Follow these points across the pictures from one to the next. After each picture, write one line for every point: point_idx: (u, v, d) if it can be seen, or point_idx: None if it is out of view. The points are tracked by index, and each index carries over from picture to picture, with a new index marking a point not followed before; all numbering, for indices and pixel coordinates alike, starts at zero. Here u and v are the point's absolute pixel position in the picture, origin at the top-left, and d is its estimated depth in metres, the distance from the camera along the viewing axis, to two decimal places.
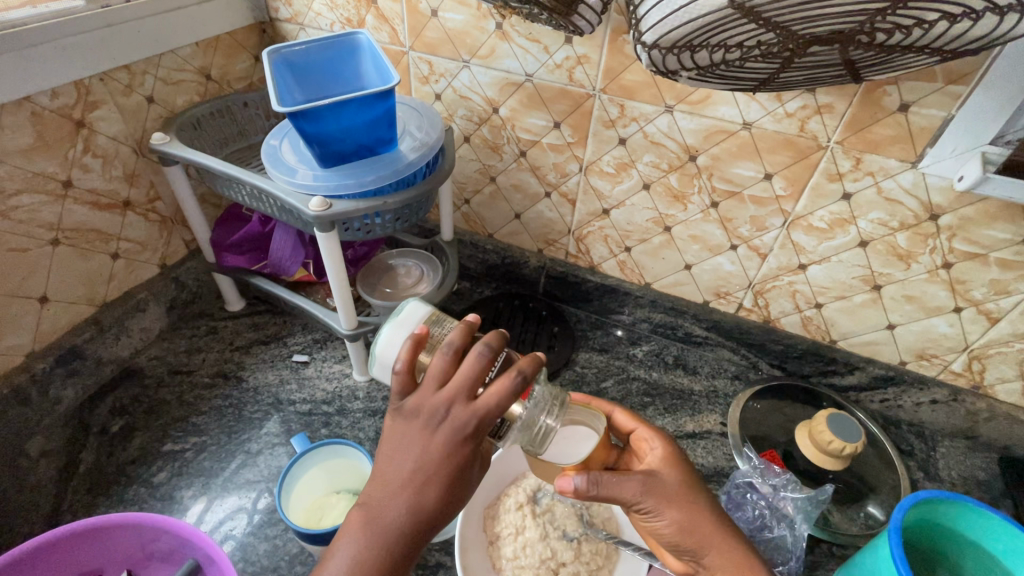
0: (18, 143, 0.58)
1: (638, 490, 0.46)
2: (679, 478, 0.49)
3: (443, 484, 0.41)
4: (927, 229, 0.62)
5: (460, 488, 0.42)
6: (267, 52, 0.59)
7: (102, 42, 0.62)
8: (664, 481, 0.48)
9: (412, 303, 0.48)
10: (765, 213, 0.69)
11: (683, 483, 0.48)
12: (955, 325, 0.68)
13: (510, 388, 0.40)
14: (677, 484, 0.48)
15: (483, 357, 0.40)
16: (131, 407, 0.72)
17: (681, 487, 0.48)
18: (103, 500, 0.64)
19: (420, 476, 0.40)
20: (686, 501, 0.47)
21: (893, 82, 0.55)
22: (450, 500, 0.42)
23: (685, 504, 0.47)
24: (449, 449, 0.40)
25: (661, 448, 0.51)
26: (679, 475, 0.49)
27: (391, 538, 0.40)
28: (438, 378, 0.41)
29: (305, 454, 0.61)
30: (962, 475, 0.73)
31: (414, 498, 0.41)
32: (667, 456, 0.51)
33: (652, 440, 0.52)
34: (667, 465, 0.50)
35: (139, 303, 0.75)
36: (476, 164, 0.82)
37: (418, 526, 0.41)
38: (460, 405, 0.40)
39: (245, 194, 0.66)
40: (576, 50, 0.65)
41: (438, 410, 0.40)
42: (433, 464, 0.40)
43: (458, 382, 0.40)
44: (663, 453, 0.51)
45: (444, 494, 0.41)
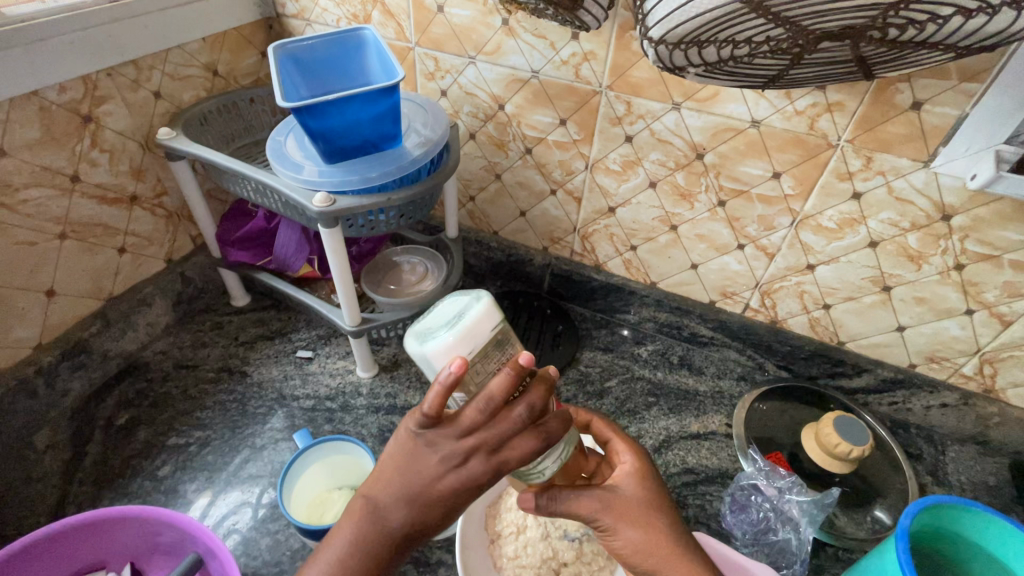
0: (26, 137, 0.58)
1: (591, 506, 0.46)
2: (644, 496, 0.48)
3: (448, 511, 0.41)
4: (938, 229, 0.61)
5: (458, 509, 0.42)
6: (273, 47, 0.59)
7: (109, 36, 0.63)
8: (624, 499, 0.47)
9: (483, 309, 0.43)
10: (773, 212, 0.68)
11: (643, 501, 0.47)
12: (967, 327, 0.66)
13: (533, 451, 0.41)
14: (636, 503, 0.47)
15: (521, 421, 0.40)
16: (136, 401, 0.73)
17: (641, 504, 0.47)
18: (108, 492, 0.65)
19: (427, 490, 0.40)
20: (643, 520, 0.47)
21: (906, 79, 0.54)
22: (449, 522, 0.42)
23: (642, 526, 0.46)
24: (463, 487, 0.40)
25: (630, 463, 0.50)
26: (645, 493, 0.48)
27: (386, 544, 0.40)
28: (468, 427, 0.40)
29: (307, 450, 0.61)
30: (972, 480, 0.72)
31: (418, 508, 0.40)
32: (634, 473, 0.49)
33: (623, 453, 0.51)
34: (632, 480, 0.49)
35: (146, 297, 0.76)
36: (482, 161, 0.82)
37: (413, 539, 0.41)
38: (482, 459, 0.40)
39: (251, 190, 0.66)
40: (583, 46, 0.64)
41: (460, 455, 0.40)
42: (443, 492, 0.40)
43: (489, 437, 0.40)
44: (631, 469, 0.50)
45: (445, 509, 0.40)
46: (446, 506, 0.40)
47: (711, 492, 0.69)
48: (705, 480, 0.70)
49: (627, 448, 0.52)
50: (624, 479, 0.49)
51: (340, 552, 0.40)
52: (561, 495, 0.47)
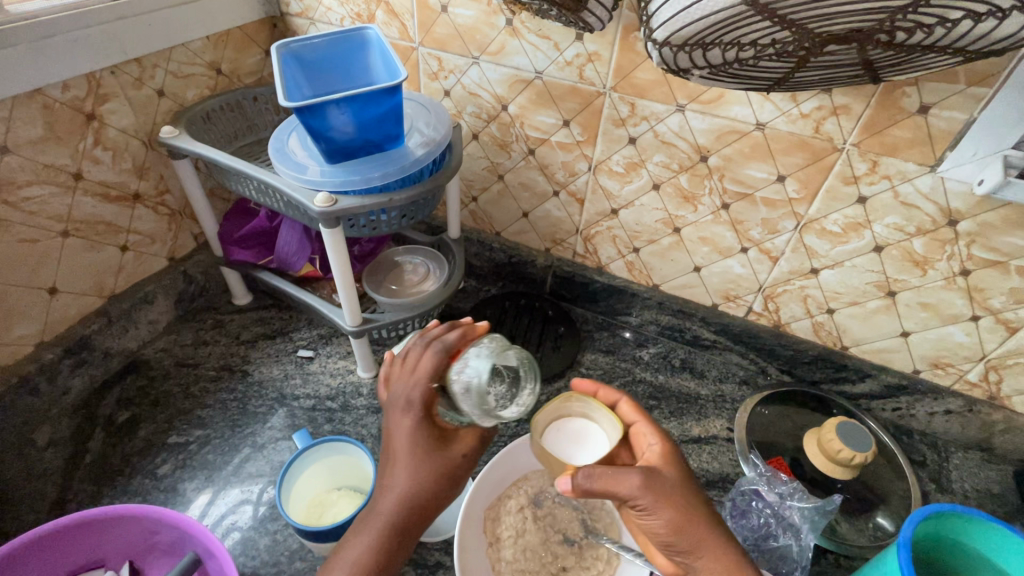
0: (29, 135, 0.58)
1: (630, 486, 0.45)
2: (678, 477, 0.48)
3: (423, 463, 0.47)
4: (944, 234, 0.60)
5: (447, 457, 0.48)
6: (276, 46, 0.59)
7: (113, 35, 0.63)
8: (663, 479, 0.46)
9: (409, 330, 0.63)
10: (777, 215, 0.67)
11: (675, 479, 0.47)
12: (972, 333, 0.66)
13: (437, 356, 0.50)
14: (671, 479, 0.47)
15: (419, 344, 0.53)
16: (137, 399, 0.73)
17: (677, 484, 0.47)
18: (108, 490, 0.65)
19: (400, 447, 0.48)
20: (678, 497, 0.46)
21: (913, 83, 0.53)
22: (442, 484, 0.48)
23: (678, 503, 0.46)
24: (418, 426, 0.48)
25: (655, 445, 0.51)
26: (678, 473, 0.48)
27: (389, 527, 0.46)
28: (395, 378, 0.52)
29: (306, 450, 0.60)
30: (976, 487, 0.72)
31: (403, 465, 0.48)
32: (662, 453, 0.50)
33: (649, 434, 0.52)
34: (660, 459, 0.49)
35: (147, 295, 0.76)
36: (484, 162, 0.81)
37: (411, 512, 0.47)
38: (410, 383, 0.50)
39: (252, 188, 0.66)
40: (587, 47, 0.64)
41: (393, 396, 0.50)
42: (408, 446, 0.48)
43: (406, 369, 0.51)
44: (660, 450, 0.50)
45: (424, 458, 0.48)
46: (416, 458, 0.47)
47: (712, 496, 0.68)
48: (705, 485, 0.70)
49: (653, 431, 0.53)
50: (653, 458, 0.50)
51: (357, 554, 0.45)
52: (598, 476, 0.45)
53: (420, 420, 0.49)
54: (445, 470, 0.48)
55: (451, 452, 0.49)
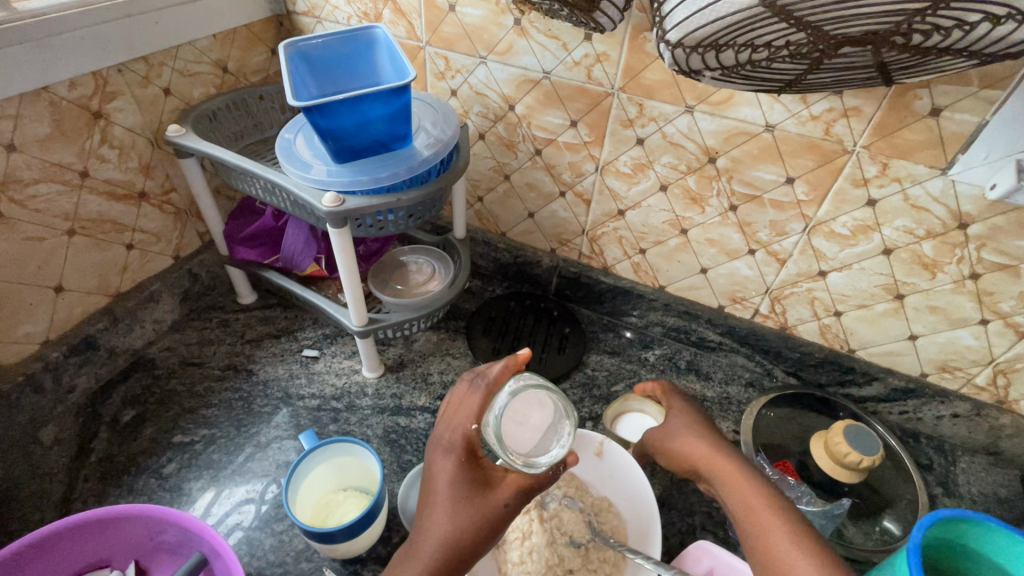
0: (36, 133, 0.58)
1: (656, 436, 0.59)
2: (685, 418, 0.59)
3: (463, 504, 0.46)
4: (954, 237, 0.60)
5: (490, 505, 0.46)
6: (283, 45, 0.59)
7: (121, 33, 0.62)
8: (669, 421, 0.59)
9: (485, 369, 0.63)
10: (785, 217, 0.67)
11: (686, 420, 0.58)
12: (981, 337, 0.65)
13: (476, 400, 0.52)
14: (680, 423, 0.58)
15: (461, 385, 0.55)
16: (142, 398, 0.73)
17: (684, 423, 0.58)
18: (113, 489, 0.65)
19: (443, 489, 0.47)
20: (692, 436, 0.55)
21: (925, 85, 0.53)
22: (484, 531, 0.45)
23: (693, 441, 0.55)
24: (458, 467, 0.48)
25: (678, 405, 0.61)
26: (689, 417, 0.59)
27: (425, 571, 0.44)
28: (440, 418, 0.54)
29: (314, 450, 0.59)
30: (982, 492, 0.71)
31: (447, 509, 0.46)
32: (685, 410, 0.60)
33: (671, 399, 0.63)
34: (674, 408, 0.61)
35: (153, 294, 0.76)
36: (490, 162, 0.81)
37: (449, 557, 0.44)
38: (453, 424, 0.50)
39: (259, 188, 0.65)
40: (595, 47, 0.63)
41: (436, 438, 0.51)
42: (448, 485, 0.47)
43: (446, 411, 0.53)
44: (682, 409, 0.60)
45: (468, 501, 0.46)
46: (455, 499, 0.46)
47: None
48: None
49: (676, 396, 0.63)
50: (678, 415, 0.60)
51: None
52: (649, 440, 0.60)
53: (463, 461, 0.48)
54: (486, 515, 0.46)
55: (492, 496, 0.47)
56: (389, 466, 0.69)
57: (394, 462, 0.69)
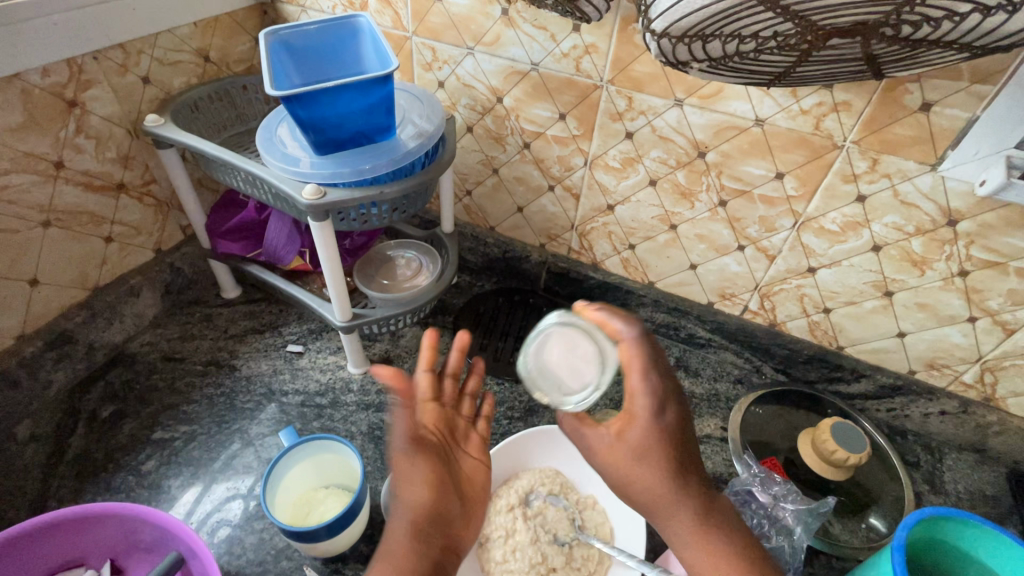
0: (7, 121, 0.57)
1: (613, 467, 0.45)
2: (663, 456, 0.44)
3: (418, 487, 0.43)
4: (943, 235, 0.60)
5: (414, 483, 0.42)
6: (264, 33, 0.57)
7: (96, 19, 0.61)
8: (634, 448, 0.45)
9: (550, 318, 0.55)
10: (775, 213, 0.66)
11: (653, 456, 0.44)
12: (969, 335, 0.65)
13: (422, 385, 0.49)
14: (640, 460, 0.44)
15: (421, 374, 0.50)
16: (121, 393, 0.72)
17: (645, 452, 0.44)
18: (90, 487, 0.64)
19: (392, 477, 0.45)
20: (658, 478, 0.44)
21: (915, 79, 0.52)
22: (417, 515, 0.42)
23: (659, 483, 0.44)
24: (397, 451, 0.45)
25: (644, 422, 0.45)
26: (663, 451, 0.44)
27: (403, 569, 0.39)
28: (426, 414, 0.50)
29: (293, 448, 0.58)
30: (969, 489, 0.71)
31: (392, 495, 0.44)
32: (644, 446, 0.44)
33: (634, 421, 0.45)
34: (641, 430, 0.45)
35: (133, 287, 0.74)
36: (479, 155, 0.80)
37: (428, 547, 0.41)
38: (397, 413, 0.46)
39: (240, 179, 0.64)
40: (583, 39, 0.62)
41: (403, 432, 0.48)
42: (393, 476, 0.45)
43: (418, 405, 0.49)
44: (638, 442, 0.45)
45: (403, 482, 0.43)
46: (408, 486, 0.43)
47: None
48: None
49: (645, 396, 0.46)
50: (632, 452, 0.45)
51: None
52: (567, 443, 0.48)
53: (411, 445, 0.45)
54: (439, 496, 0.43)
55: (412, 475, 0.43)
56: (372, 464, 0.68)
57: (378, 460, 0.68)
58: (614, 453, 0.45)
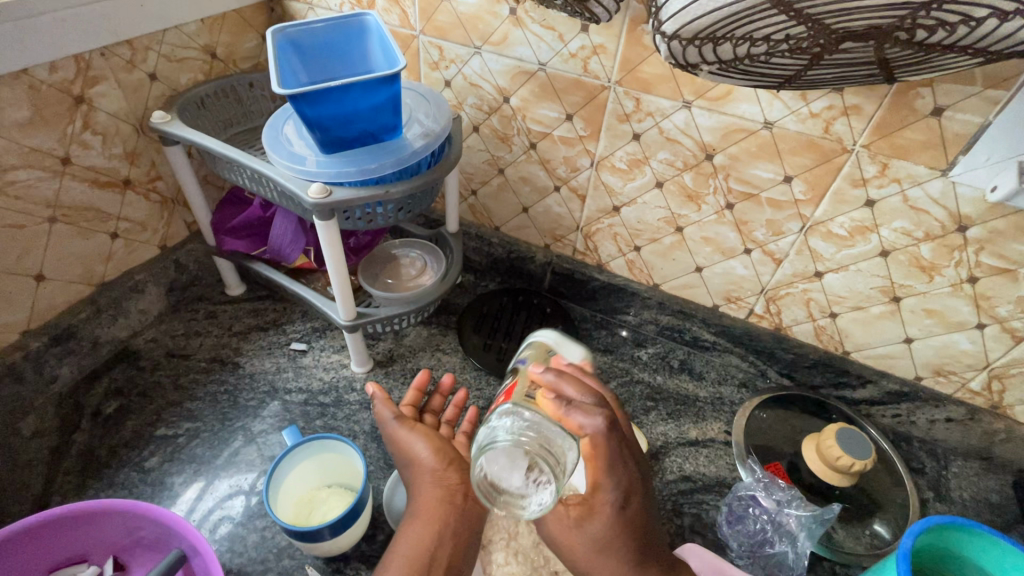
0: (15, 117, 0.57)
1: (574, 556, 0.53)
2: (625, 543, 0.51)
3: (420, 452, 0.55)
4: (953, 240, 0.59)
5: (421, 450, 0.55)
6: (271, 31, 0.57)
7: (104, 15, 0.60)
8: (598, 538, 0.51)
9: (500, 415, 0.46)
10: (782, 216, 0.66)
11: (615, 547, 0.51)
12: (977, 341, 0.65)
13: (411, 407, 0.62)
14: (602, 551, 0.51)
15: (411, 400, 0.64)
16: (125, 389, 0.72)
17: (605, 544, 0.51)
18: (93, 482, 0.64)
19: (408, 468, 0.55)
20: (621, 567, 0.51)
21: (928, 84, 0.51)
22: (433, 473, 0.53)
23: (618, 573, 0.51)
24: (400, 447, 0.56)
25: (606, 511, 0.51)
26: (625, 541, 0.51)
27: (430, 516, 0.50)
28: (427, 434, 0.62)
29: (295, 448, 0.58)
30: (974, 497, 0.71)
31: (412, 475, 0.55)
32: (603, 535, 0.51)
33: (597, 515, 0.51)
34: (602, 521, 0.51)
35: (138, 284, 0.74)
36: (485, 155, 0.80)
37: (445, 495, 0.52)
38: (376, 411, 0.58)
39: (245, 177, 0.64)
40: (592, 39, 0.62)
41: None
42: (405, 469, 0.56)
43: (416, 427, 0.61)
44: (599, 534, 0.51)
45: (415, 460, 0.55)
46: (411, 452, 0.55)
47: (708, 500, 0.67)
48: (702, 488, 0.69)
49: (607, 491, 0.51)
50: (592, 544, 0.51)
51: (412, 547, 0.49)
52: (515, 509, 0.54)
53: (400, 424, 0.57)
54: (441, 456, 0.55)
55: (417, 450, 0.55)
56: (375, 463, 0.68)
57: (380, 459, 0.68)
58: (573, 540, 0.52)
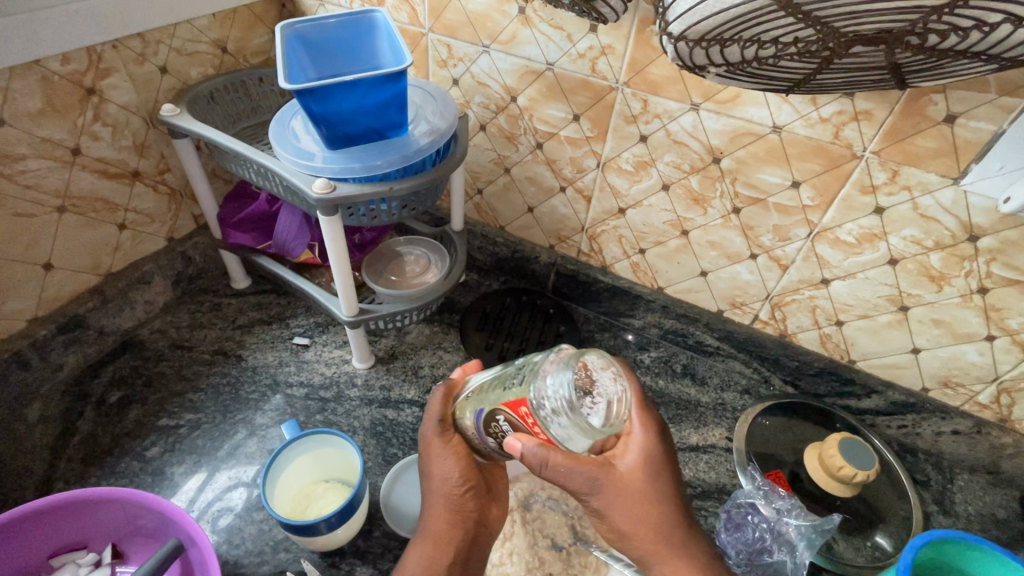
0: (27, 107, 0.57)
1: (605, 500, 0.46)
2: (659, 485, 0.47)
3: (445, 474, 0.49)
4: (963, 250, 0.58)
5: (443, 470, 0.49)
6: (280, 26, 0.57)
7: (117, 8, 0.61)
8: (633, 476, 0.46)
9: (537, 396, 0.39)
10: (790, 222, 0.65)
11: (649, 487, 0.46)
12: (986, 354, 0.64)
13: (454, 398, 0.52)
14: (637, 487, 0.46)
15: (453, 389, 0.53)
16: (130, 378, 0.72)
17: (642, 482, 0.46)
18: (95, 470, 0.65)
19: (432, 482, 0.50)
20: (650, 512, 0.47)
21: (941, 90, 0.51)
22: (453, 497, 0.50)
23: (653, 515, 0.47)
24: (435, 462, 0.49)
25: (645, 446, 0.47)
26: (659, 481, 0.47)
27: (441, 539, 0.49)
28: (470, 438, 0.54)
29: (296, 441, 0.59)
30: (980, 512, 0.69)
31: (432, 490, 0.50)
32: (645, 468, 0.46)
33: (634, 439, 0.47)
34: (636, 455, 0.47)
35: (145, 275, 0.75)
36: (491, 154, 0.79)
37: (460, 519, 0.51)
38: (428, 404, 0.51)
39: (252, 171, 0.64)
40: (600, 39, 0.62)
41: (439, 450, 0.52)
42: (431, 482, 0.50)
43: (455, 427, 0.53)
44: (639, 463, 0.46)
45: (440, 476, 0.49)
46: (436, 471, 0.50)
47: (707, 507, 0.67)
48: (701, 494, 0.68)
49: (642, 413, 0.48)
50: (637, 473, 0.46)
51: (421, 566, 0.48)
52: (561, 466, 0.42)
53: (440, 432, 0.49)
54: (465, 483, 0.50)
55: (441, 470, 0.49)
56: (373, 459, 0.68)
57: (379, 455, 0.68)
58: (616, 481, 0.46)
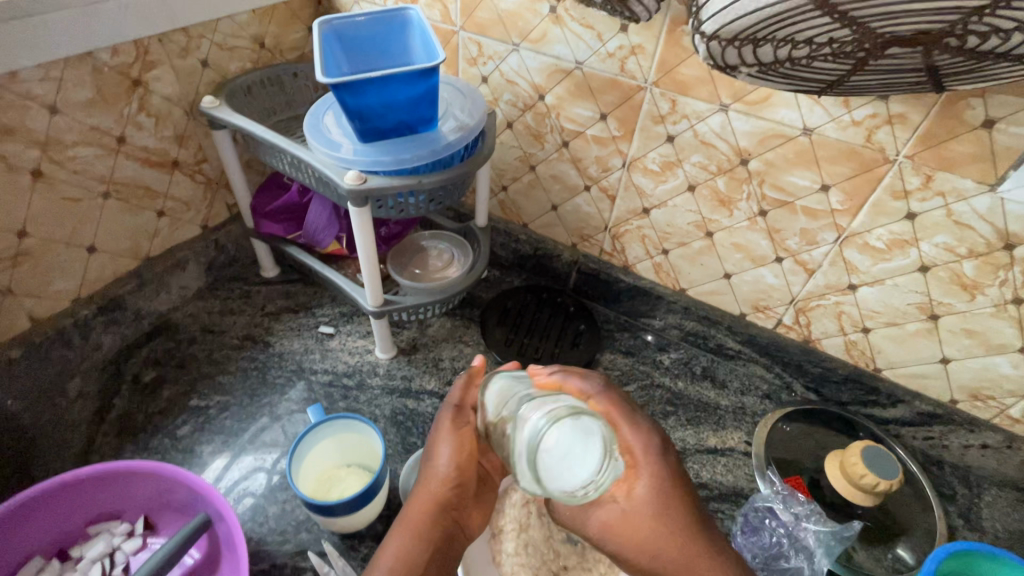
0: (78, 97, 0.60)
1: (621, 538, 0.46)
2: (670, 512, 0.46)
3: (443, 460, 0.52)
4: (998, 259, 0.57)
5: (444, 453, 0.52)
6: (318, 22, 0.59)
7: (164, 3, 0.64)
8: (641, 508, 0.46)
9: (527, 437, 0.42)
10: (817, 226, 0.64)
11: (660, 512, 0.46)
12: (1019, 366, 0.62)
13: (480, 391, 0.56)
14: (650, 517, 0.46)
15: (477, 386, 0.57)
16: (163, 359, 0.75)
17: (648, 513, 0.46)
18: (129, 445, 0.67)
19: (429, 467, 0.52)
20: (667, 543, 0.45)
21: (979, 94, 0.50)
22: (444, 488, 0.51)
23: (674, 548, 0.46)
24: (440, 445, 0.53)
25: (648, 477, 0.47)
26: (670, 507, 0.46)
27: (421, 534, 0.49)
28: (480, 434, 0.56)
29: (320, 425, 0.60)
30: (1007, 528, 0.67)
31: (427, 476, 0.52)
32: (651, 496, 0.46)
33: (639, 472, 0.47)
34: (642, 483, 0.47)
35: (180, 260, 0.78)
36: (517, 151, 0.80)
37: (442, 515, 0.50)
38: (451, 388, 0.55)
39: (286, 163, 0.66)
40: (631, 39, 0.62)
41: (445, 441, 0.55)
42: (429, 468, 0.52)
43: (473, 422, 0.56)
44: (648, 493, 0.47)
45: (440, 461, 0.52)
46: (435, 456, 0.52)
47: (723, 510, 0.67)
48: (718, 497, 0.68)
49: (641, 442, 0.49)
50: (647, 507, 0.46)
51: (397, 556, 0.48)
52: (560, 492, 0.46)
53: (454, 416, 0.54)
54: (459, 472, 0.51)
55: (442, 455, 0.52)
56: (394, 447, 0.69)
57: (399, 444, 0.70)
58: (625, 515, 0.46)
